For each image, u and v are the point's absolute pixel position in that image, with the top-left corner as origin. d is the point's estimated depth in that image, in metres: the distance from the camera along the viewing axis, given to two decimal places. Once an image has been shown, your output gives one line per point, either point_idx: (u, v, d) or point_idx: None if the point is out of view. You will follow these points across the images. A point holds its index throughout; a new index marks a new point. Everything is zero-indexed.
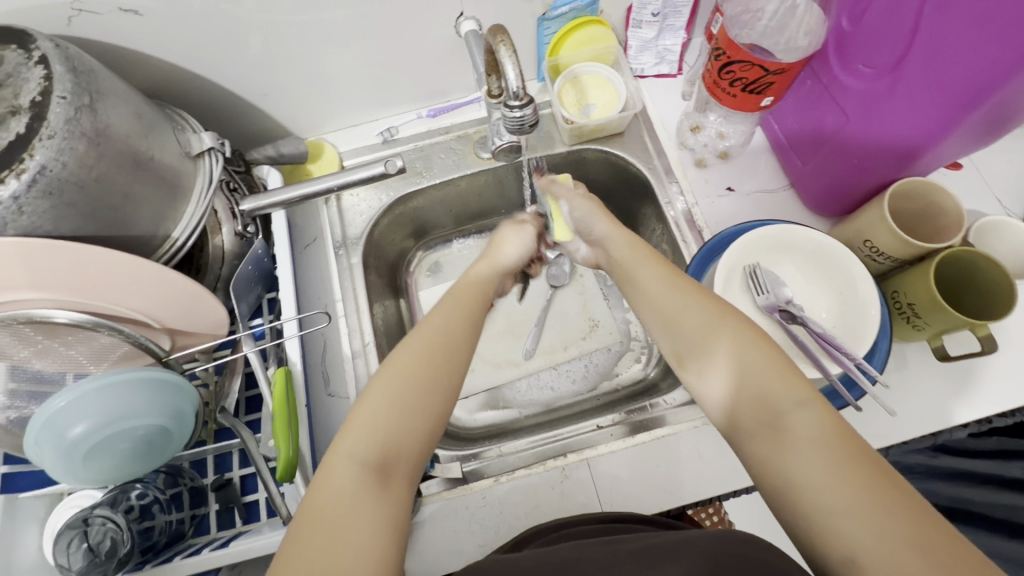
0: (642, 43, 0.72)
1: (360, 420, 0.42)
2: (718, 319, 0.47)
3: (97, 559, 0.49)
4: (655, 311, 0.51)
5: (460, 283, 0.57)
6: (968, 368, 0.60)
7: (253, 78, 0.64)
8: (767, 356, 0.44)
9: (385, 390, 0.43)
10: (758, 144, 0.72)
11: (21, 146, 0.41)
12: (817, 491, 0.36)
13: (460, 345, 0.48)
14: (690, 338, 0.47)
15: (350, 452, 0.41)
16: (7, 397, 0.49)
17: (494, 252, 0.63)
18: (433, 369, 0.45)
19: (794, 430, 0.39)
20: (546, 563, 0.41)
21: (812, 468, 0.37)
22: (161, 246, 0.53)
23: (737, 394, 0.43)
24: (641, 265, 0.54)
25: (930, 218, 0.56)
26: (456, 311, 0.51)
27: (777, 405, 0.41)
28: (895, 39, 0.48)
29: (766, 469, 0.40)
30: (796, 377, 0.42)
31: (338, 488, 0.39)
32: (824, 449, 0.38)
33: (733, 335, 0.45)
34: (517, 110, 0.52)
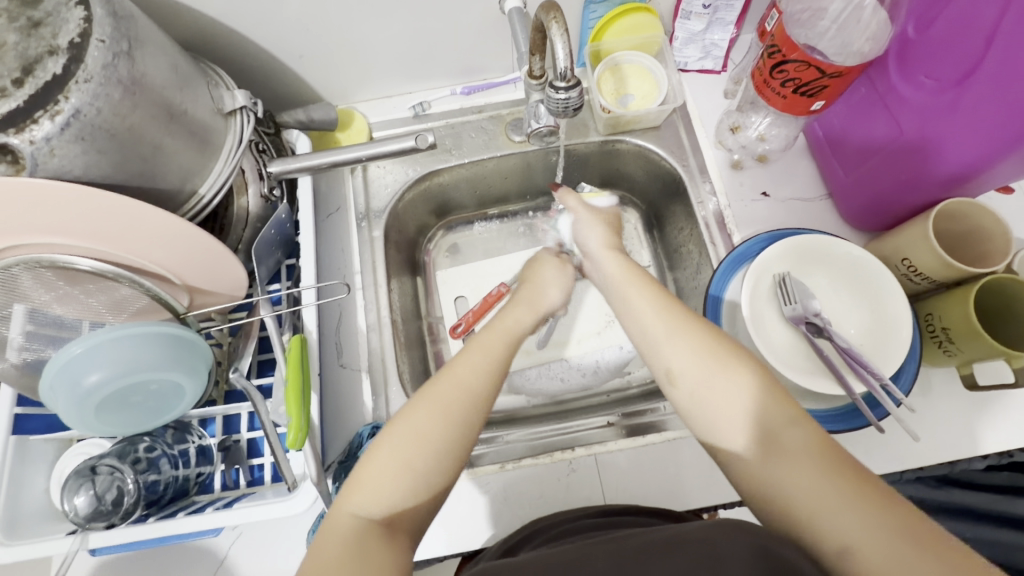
0: (689, 36, 0.70)
1: (369, 476, 0.42)
2: (692, 328, 0.47)
3: (103, 507, 0.50)
4: (650, 332, 0.49)
5: (490, 325, 0.55)
6: (996, 399, 0.58)
7: (288, 39, 0.63)
8: (757, 377, 0.44)
9: (395, 447, 0.43)
10: (798, 150, 0.70)
11: (55, 87, 0.40)
12: (815, 505, 0.37)
13: (483, 388, 0.47)
14: (686, 363, 0.46)
15: (356, 504, 0.41)
16: (24, 338, 0.50)
17: (534, 295, 0.61)
18: (449, 424, 0.45)
19: (790, 449, 0.40)
20: (555, 562, 0.40)
21: (808, 484, 0.38)
22: (186, 202, 0.52)
23: (730, 415, 0.43)
24: (635, 288, 0.52)
25: (974, 243, 0.54)
26: (480, 359, 0.49)
27: (770, 425, 0.41)
28: (964, 53, 0.45)
29: (749, 475, 0.41)
30: (773, 387, 0.43)
31: (341, 540, 0.39)
32: (819, 465, 0.38)
33: (706, 344, 0.46)
34: (563, 91, 0.49)
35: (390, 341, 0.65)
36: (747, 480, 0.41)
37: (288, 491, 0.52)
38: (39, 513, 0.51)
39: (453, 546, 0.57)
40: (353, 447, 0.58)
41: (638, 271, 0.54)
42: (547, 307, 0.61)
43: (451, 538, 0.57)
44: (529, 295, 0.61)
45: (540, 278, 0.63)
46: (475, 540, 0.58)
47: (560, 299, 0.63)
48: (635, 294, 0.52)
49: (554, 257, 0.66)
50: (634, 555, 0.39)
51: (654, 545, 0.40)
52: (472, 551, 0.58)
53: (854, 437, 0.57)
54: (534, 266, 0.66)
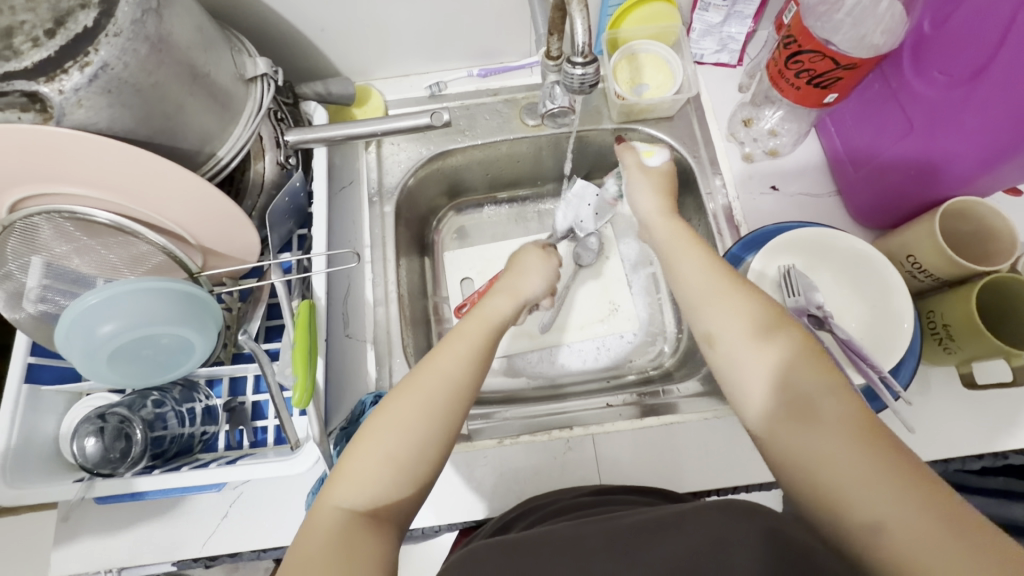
0: (706, 28, 0.70)
1: (351, 468, 0.43)
2: (740, 294, 0.48)
3: (111, 455, 0.51)
4: (695, 295, 0.50)
5: (471, 314, 0.56)
6: (995, 400, 0.58)
7: (310, 12, 0.63)
8: (793, 344, 0.44)
9: (377, 439, 0.43)
10: (810, 146, 0.70)
11: (85, 40, 0.41)
12: (834, 465, 0.38)
13: (465, 380, 0.48)
14: (729, 326, 0.47)
15: (340, 497, 0.42)
16: (40, 290, 0.50)
17: (516, 283, 0.61)
18: (429, 415, 0.45)
19: (825, 416, 0.40)
20: (548, 538, 0.40)
21: (834, 447, 0.38)
22: (205, 163, 0.53)
23: (766, 376, 0.44)
24: (684, 251, 0.54)
25: (980, 242, 0.54)
26: (462, 349, 0.50)
27: (805, 390, 0.42)
28: (977, 48, 0.46)
29: (784, 444, 0.41)
30: (821, 363, 0.43)
31: (325, 532, 0.40)
32: (849, 432, 0.39)
33: (751, 309, 0.47)
34: (579, 67, 0.50)
35: (396, 316, 0.66)
36: (772, 437, 0.42)
37: (290, 451, 0.54)
38: (47, 462, 0.52)
39: (446, 517, 0.58)
40: (356, 414, 0.59)
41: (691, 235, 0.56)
42: (529, 293, 0.61)
43: (447, 509, 0.58)
44: (510, 282, 0.62)
45: (524, 268, 0.64)
46: (470, 513, 0.58)
47: (537, 291, 0.63)
48: (686, 262, 0.53)
49: (539, 249, 0.67)
50: (631, 536, 0.39)
51: (651, 524, 0.39)
52: (467, 523, 0.59)
53: None
54: (516, 256, 0.67)
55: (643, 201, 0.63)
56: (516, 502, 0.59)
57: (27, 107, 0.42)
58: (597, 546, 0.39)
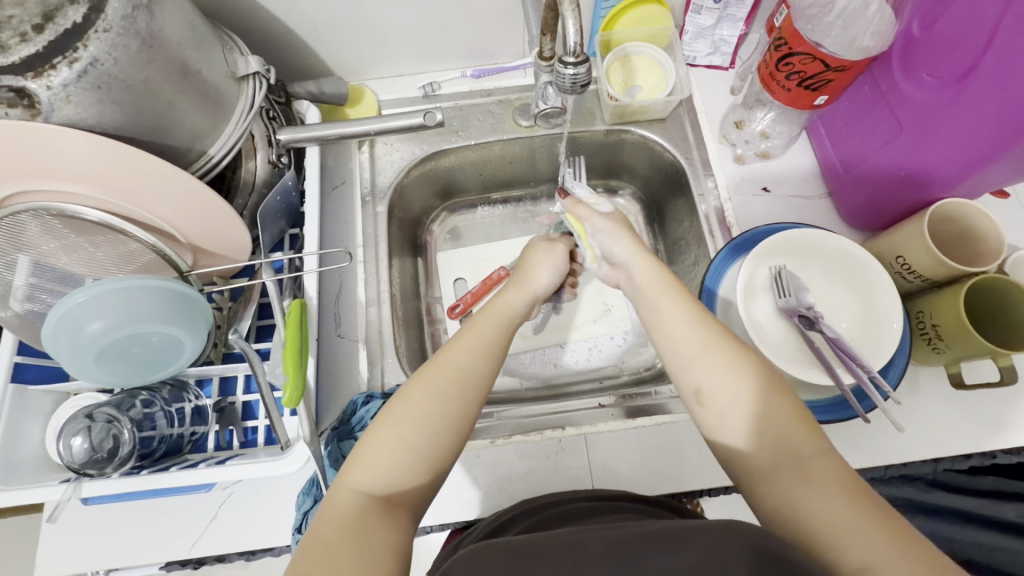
0: (698, 30, 0.71)
1: (368, 453, 0.42)
2: (728, 347, 0.47)
3: (97, 456, 0.51)
4: (678, 345, 0.49)
5: (488, 307, 0.56)
6: (984, 399, 0.59)
7: (302, 12, 0.63)
8: (783, 402, 0.44)
9: (394, 424, 0.43)
10: (801, 149, 0.71)
11: (74, 35, 0.40)
12: (840, 528, 0.37)
13: (480, 373, 0.48)
14: (714, 379, 0.46)
15: (357, 479, 0.41)
16: (26, 289, 0.50)
17: (526, 278, 0.61)
18: (447, 402, 0.45)
19: (815, 474, 0.40)
20: (546, 543, 0.39)
21: (838, 509, 0.38)
22: (196, 161, 0.53)
23: (757, 435, 0.43)
24: (667, 298, 0.52)
25: (968, 243, 0.55)
26: (479, 340, 0.50)
27: (798, 451, 0.41)
28: (966, 51, 0.46)
29: (778, 505, 0.40)
30: (810, 424, 0.43)
31: (343, 513, 0.39)
32: (844, 491, 0.39)
33: (736, 366, 0.46)
34: (571, 67, 0.51)
35: (388, 315, 0.66)
36: (771, 494, 0.41)
37: (279, 451, 0.54)
38: (33, 462, 0.51)
39: (439, 517, 0.58)
40: (348, 413, 0.59)
41: (673, 280, 0.54)
42: (536, 289, 0.61)
43: (439, 509, 0.58)
44: (523, 277, 0.62)
45: (530, 262, 0.64)
46: (462, 512, 0.58)
47: (550, 281, 0.63)
48: (667, 313, 0.51)
49: (543, 240, 0.68)
50: (633, 544, 0.38)
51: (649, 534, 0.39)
52: (458, 523, 0.59)
53: (842, 431, 0.58)
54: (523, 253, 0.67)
55: (620, 248, 0.59)
56: (508, 502, 0.59)
57: (14, 103, 0.41)
58: (596, 550, 0.38)
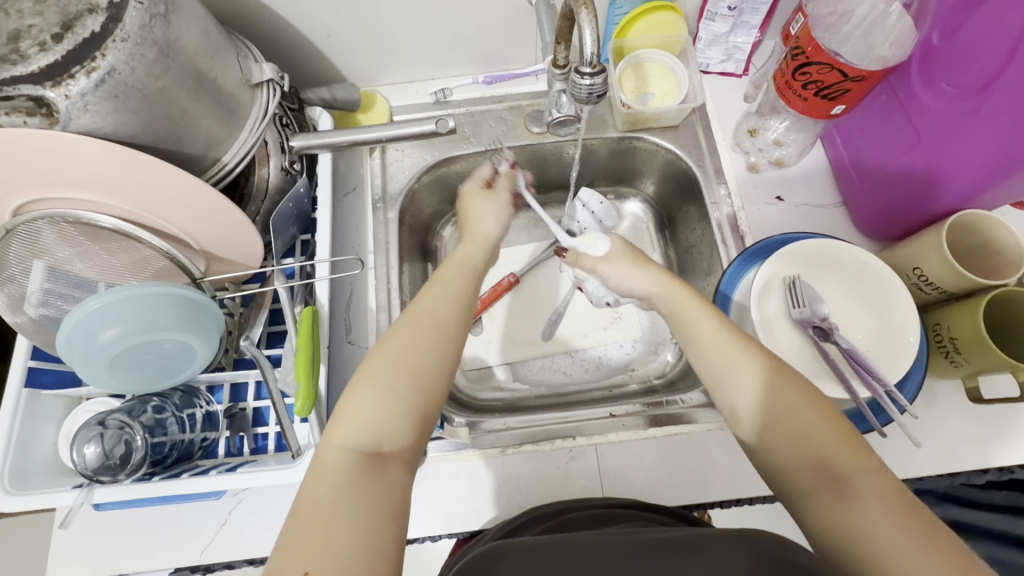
0: (712, 37, 0.70)
1: (354, 408, 0.42)
2: (765, 367, 0.46)
3: (110, 462, 0.51)
4: (710, 362, 0.49)
5: (448, 260, 0.58)
6: (1001, 413, 0.58)
7: (316, 19, 0.64)
8: (824, 419, 0.43)
9: (375, 378, 0.43)
10: (816, 157, 0.70)
11: (93, 44, 0.41)
12: (890, 555, 0.36)
13: (452, 319, 0.49)
14: (749, 398, 0.46)
15: (344, 436, 0.41)
16: (41, 294, 0.50)
17: (472, 228, 0.62)
18: (422, 351, 0.46)
19: (861, 496, 0.39)
20: (569, 547, 0.39)
21: (884, 535, 0.36)
22: (210, 168, 0.53)
23: (796, 455, 0.42)
24: (693, 313, 0.52)
25: (986, 254, 0.54)
26: (448, 290, 0.51)
27: (839, 470, 0.40)
28: (987, 60, 0.46)
29: (823, 529, 0.39)
30: (855, 443, 0.42)
31: (331, 472, 0.39)
32: (894, 514, 0.37)
33: (772, 384, 0.45)
34: (588, 77, 0.51)
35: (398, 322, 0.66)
36: (814, 513, 0.40)
37: (290, 459, 0.53)
38: (45, 467, 0.52)
39: (448, 525, 0.58)
40: None
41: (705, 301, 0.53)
42: (491, 235, 0.63)
43: (447, 518, 0.58)
44: (469, 229, 0.62)
45: (468, 212, 0.65)
46: (471, 521, 0.58)
47: (497, 230, 0.64)
48: (696, 332, 0.51)
49: (477, 191, 0.67)
50: (646, 553, 0.38)
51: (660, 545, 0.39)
52: (466, 533, 0.58)
53: None
54: (460, 205, 0.66)
55: (635, 281, 0.58)
56: (517, 512, 0.59)
57: (33, 111, 0.41)
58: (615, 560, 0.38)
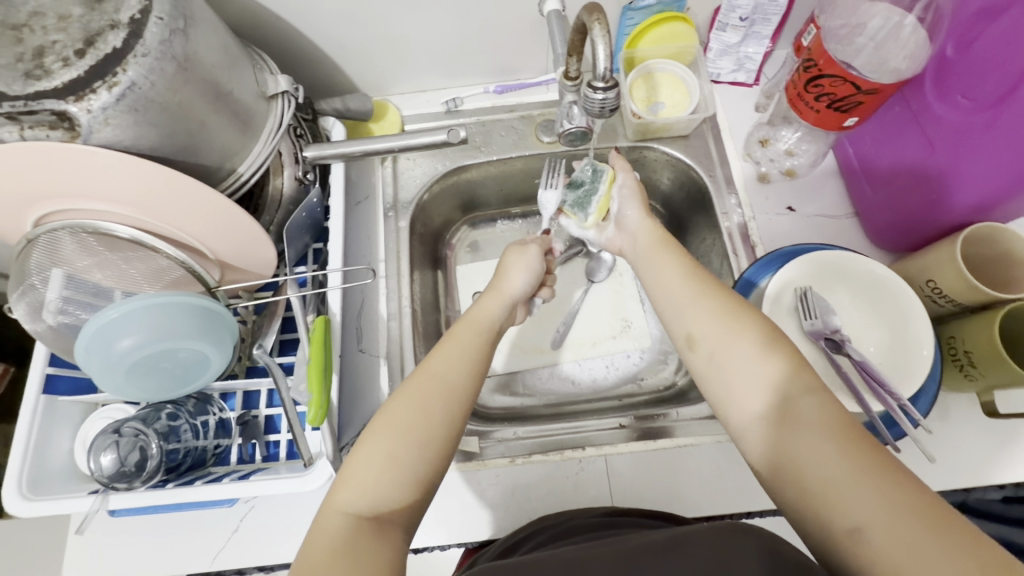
0: (723, 48, 0.70)
1: (355, 473, 0.42)
2: (720, 298, 0.48)
3: (125, 469, 0.51)
4: (672, 296, 0.50)
5: (465, 317, 0.55)
6: (1017, 428, 0.57)
7: (331, 30, 0.64)
8: (776, 350, 0.43)
9: (377, 442, 0.43)
10: (827, 167, 0.70)
11: (115, 59, 0.42)
12: (823, 470, 0.37)
13: (460, 381, 0.47)
14: (704, 323, 0.47)
15: (345, 501, 0.41)
16: (60, 302, 0.51)
17: (500, 283, 0.60)
18: (424, 418, 0.44)
19: (802, 417, 0.39)
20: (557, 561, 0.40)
21: (821, 453, 0.37)
22: (225, 179, 0.54)
23: (743, 382, 0.43)
24: (663, 250, 0.56)
25: (1001, 266, 0.53)
26: (458, 350, 0.50)
27: (785, 393, 0.41)
28: (1003, 73, 0.45)
29: (765, 450, 0.40)
30: (805, 369, 0.42)
31: (329, 538, 0.39)
32: (835, 435, 0.38)
33: (722, 313, 0.46)
34: (601, 92, 0.51)
35: (408, 330, 0.66)
36: (760, 439, 0.41)
37: (302, 468, 0.54)
38: (61, 472, 0.52)
39: (457, 535, 0.58)
40: None
41: (672, 243, 0.57)
42: (514, 292, 0.60)
43: (456, 527, 0.58)
44: (496, 283, 0.61)
45: (504, 267, 0.63)
46: (480, 531, 0.58)
47: (524, 285, 0.62)
48: (663, 272, 0.53)
49: (517, 244, 0.67)
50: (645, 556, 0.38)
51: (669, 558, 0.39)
52: (475, 542, 0.58)
53: None
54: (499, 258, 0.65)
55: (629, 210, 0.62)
56: (526, 521, 0.59)
57: (55, 125, 0.42)
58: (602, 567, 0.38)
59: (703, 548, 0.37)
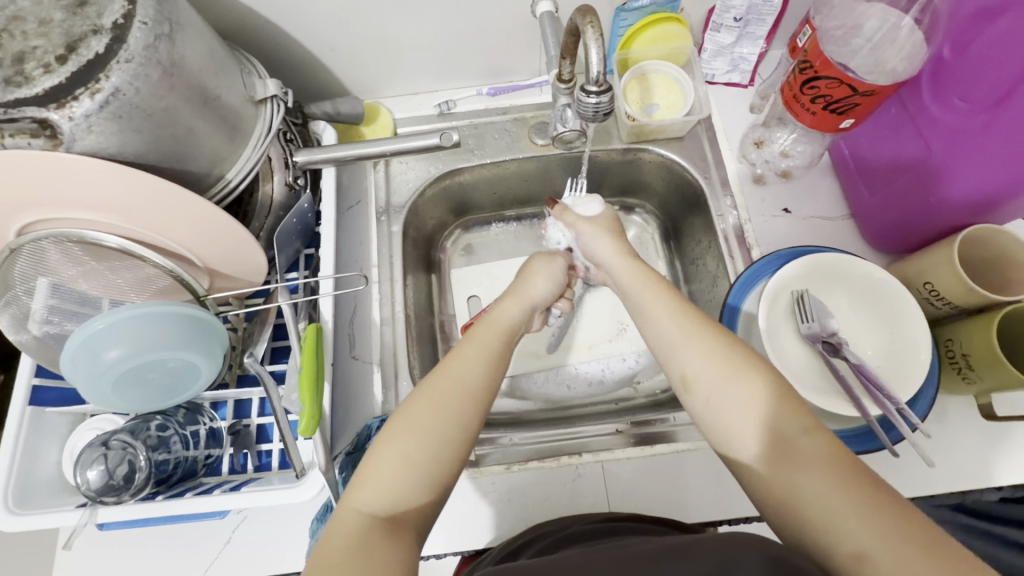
0: (718, 48, 0.70)
1: (372, 471, 0.41)
2: (708, 335, 0.46)
3: (113, 482, 0.51)
4: (662, 332, 0.48)
5: (484, 318, 0.54)
6: (1016, 430, 0.57)
7: (320, 33, 0.63)
8: (774, 389, 0.42)
9: (395, 441, 0.42)
10: (822, 168, 0.70)
11: (98, 66, 0.41)
12: (832, 515, 0.36)
13: (479, 381, 0.46)
14: (697, 363, 0.45)
15: (360, 500, 0.40)
16: (46, 311, 0.50)
17: (524, 286, 0.59)
18: (443, 418, 0.43)
19: (804, 459, 0.38)
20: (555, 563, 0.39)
21: (827, 496, 0.36)
22: (214, 186, 0.53)
23: (740, 426, 0.41)
24: (646, 284, 0.53)
25: (999, 269, 0.53)
26: (476, 350, 0.48)
27: (785, 435, 0.40)
28: (1002, 74, 0.45)
29: (770, 496, 0.39)
30: (800, 407, 0.41)
31: (345, 537, 0.38)
32: (838, 477, 0.37)
33: (713, 351, 0.45)
34: (593, 96, 0.50)
35: (402, 336, 0.66)
36: (762, 487, 0.39)
37: (295, 478, 0.53)
38: (48, 485, 0.51)
39: (454, 543, 0.57)
40: (362, 438, 0.58)
41: (655, 275, 0.54)
42: (536, 297, 0.59)
43: (453, 535, 0.57)
44: (519, 287, 0.59)
45: (532, 272, 0.62)
46: (477, 539, 0.57)
47: (547, 293, 0.60)
48: (651, 305, 0.51)
49: (544, 252, 0.66)
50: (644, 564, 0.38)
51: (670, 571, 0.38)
52: (471, 551, 0.58)
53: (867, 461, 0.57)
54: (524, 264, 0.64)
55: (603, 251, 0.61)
56: (523, 529, 0.58)
57: (37, 133, 0.41)
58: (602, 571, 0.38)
59: (705, 552, 0.36)
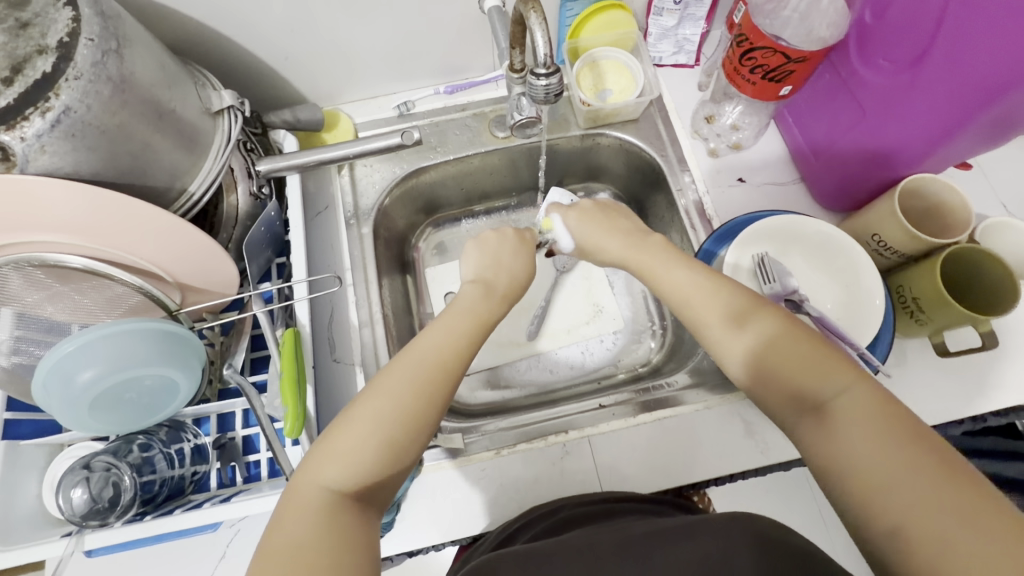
0: (662, 31, 0.72)
1: (337, 447, 0.41)
2: (734, 304, 0.48)
3: (98, 506, 0.50)
4: (683, 307, 0.50)
5: (455, 300, 0.54)
6: (969, 366, 0.61)
7: (272, 41, 0.64)
8: (807, 348, 0.44)
9: (361, 417, 0.42)
10: (771, 137, 0.73)
11: (45, 84, 0.40)
12: (868, 467, 0.37)
13: (451, 359, 0.47)
14: (723, 334, 0.47)
15: (326, 476, 0.41)
16: (12, 343, 0.49)
17: (497, 268, 0.58)
18: (415, 399, 0.44)
19: (843, 416, 0.40)
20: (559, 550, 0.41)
21: (862, 449, 0.38)
22: (177, 199, 0.53)
23: (778, 388, 0.44)
24: (653, 260, 0.54)
25: (938, 217, 0.57)
26: (447, 329, 0.49)
27: (821, 394, 0.42)
28: (916, 35, 0.48)
29: (813, 454, 0.41)
30: (837, 363, 0.43)
31: (310, 512, 0.39)
32: (875, 429, 0.38)
33: (740, 320, 0.47)
34: (543, 78, 0.52)
35: (382, 336, 0.66)
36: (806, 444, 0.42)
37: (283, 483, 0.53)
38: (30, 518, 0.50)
39: (450, 532, 0.58)
40: None
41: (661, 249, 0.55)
42: (517, 283, 0.57)
43: (450, 526, 0.58)
44: (492, 274, 0.57)
45: (504, 253, 0.59)
46: (473, 527, 0.58)
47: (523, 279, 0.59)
48: (668, 277, 0.52)
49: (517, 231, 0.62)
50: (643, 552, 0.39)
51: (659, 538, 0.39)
52: (467, 538, 0.59)
53: None
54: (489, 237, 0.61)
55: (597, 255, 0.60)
56: (517, 511, 0.59)
57: None
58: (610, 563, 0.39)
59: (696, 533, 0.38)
